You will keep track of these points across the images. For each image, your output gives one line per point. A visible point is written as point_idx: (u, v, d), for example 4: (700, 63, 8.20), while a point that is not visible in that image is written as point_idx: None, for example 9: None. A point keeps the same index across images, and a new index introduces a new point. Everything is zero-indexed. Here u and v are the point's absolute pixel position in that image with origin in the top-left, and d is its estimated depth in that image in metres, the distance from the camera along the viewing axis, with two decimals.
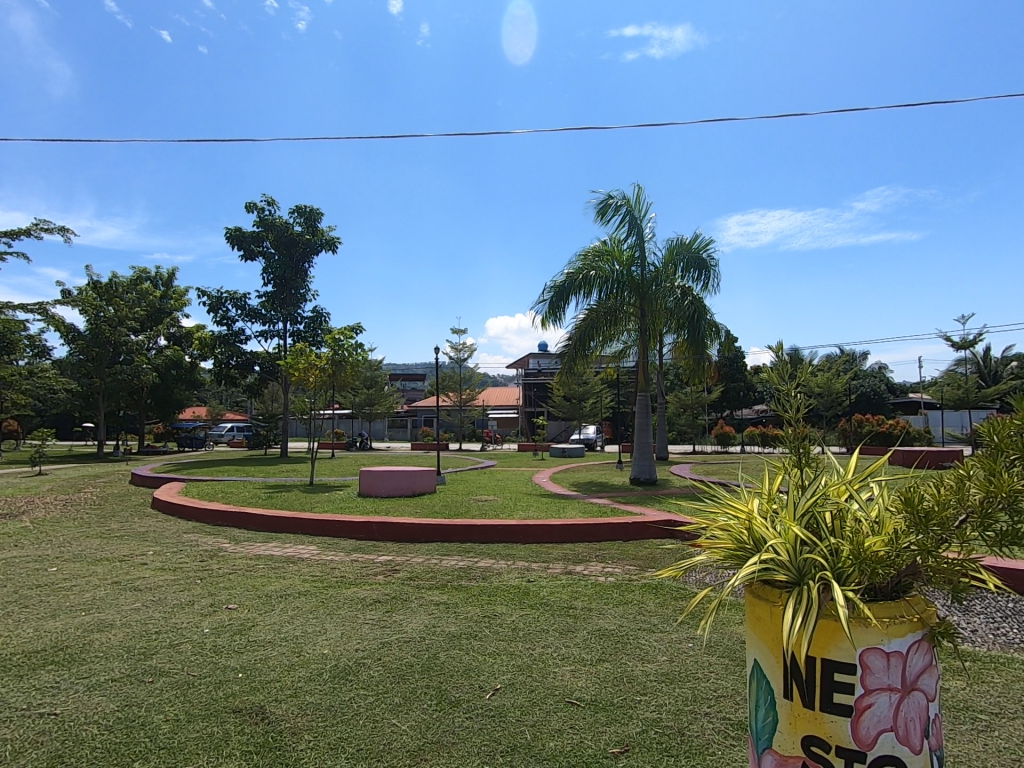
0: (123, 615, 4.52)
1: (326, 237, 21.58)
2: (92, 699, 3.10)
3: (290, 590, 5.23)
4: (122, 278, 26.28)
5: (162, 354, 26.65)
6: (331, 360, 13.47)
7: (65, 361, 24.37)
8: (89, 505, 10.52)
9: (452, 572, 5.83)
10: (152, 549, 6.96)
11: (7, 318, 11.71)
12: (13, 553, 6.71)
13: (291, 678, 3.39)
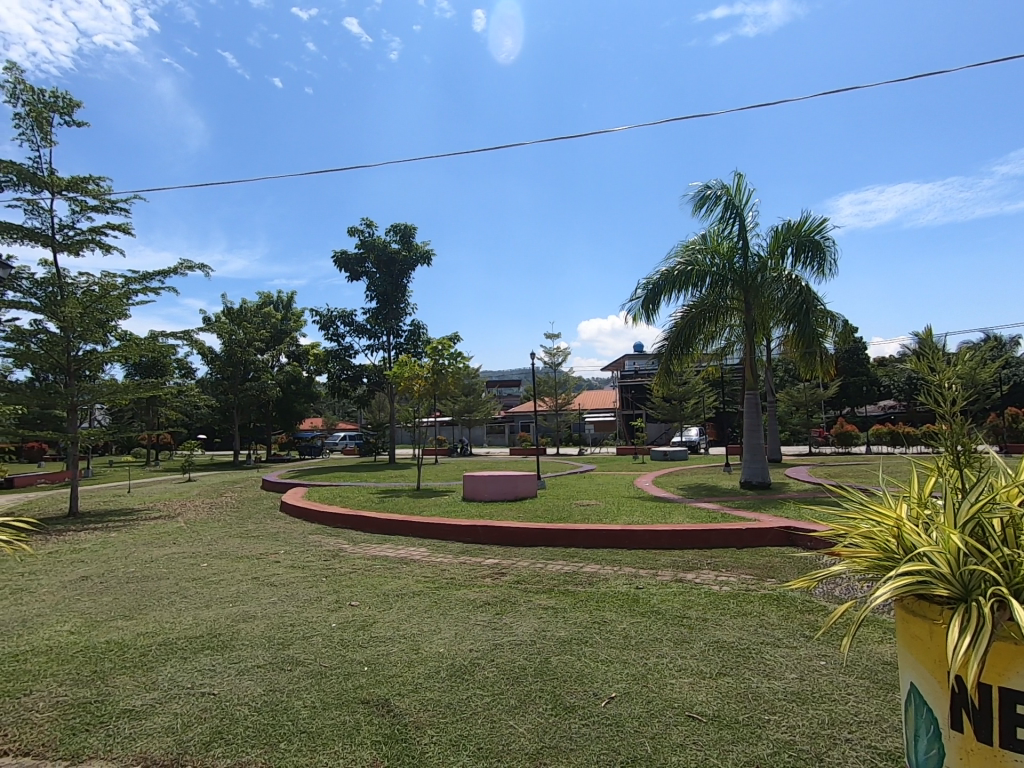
0: (263, 608, 4.99)
1: (421, 251, 22.61)
2: (243, 683, 3.45)
3: (405, 590, 5.50)
4: (249, 303, 29.27)
5: (284, 370, 29.26)
6: (433, 370, 14.05)
7: (206, 380, 27.57)
8: (230, 508, 11.78)
9: (557, 577, 5.83)
10: (283, 548, 7.65)
11: (162, 344, 13.46)
12: (172, 550, 7.67)
13: (411, 674, 3.54)
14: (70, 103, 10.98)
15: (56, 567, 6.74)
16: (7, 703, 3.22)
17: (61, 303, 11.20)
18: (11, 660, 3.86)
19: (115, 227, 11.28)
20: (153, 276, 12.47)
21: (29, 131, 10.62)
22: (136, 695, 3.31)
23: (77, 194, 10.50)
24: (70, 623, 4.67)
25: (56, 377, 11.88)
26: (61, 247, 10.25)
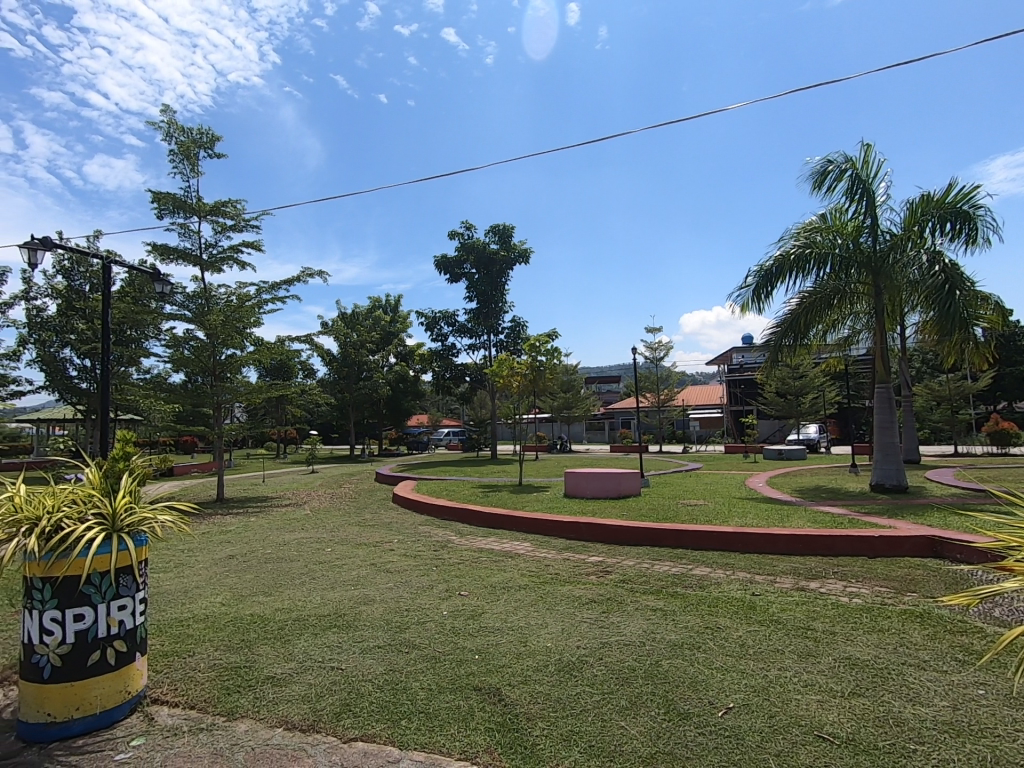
0: (381, 592, 5.32)
1: (519, 249, 22.92)
2: (366, 661, 3.71)
3: (511, 582, 5.61)
4: (361, 308, 31.38)
5: (393, 370, 31.04)
6: (532, 367, 14.16)
7: (326, 380, 29.96)
8: (349, 498, 12.72)
9: (665, 577, 5.65)
10: (396, 537, 8.12)
11: (288, 348, 14.81)
12: (301, 535, 8.43)
13: (521, 666, 3.61)
14: (211, 137, 12.39)
15: (208, 546, 7.67)
16: (176, 662, 3.72)
17: (207, 314, 12.69)
18: (176, 625, 4.45)
19: (249, 243, 12.57)
20: (281, 286, 13.74)
21: (180, 165, 12.13)
22: (277, 664, 3.68)
23: (218, 217, 11.84)
24: (220, 596, 5.28)
25: (204, 379, 13.50)
26: (207, 264, 11.61)
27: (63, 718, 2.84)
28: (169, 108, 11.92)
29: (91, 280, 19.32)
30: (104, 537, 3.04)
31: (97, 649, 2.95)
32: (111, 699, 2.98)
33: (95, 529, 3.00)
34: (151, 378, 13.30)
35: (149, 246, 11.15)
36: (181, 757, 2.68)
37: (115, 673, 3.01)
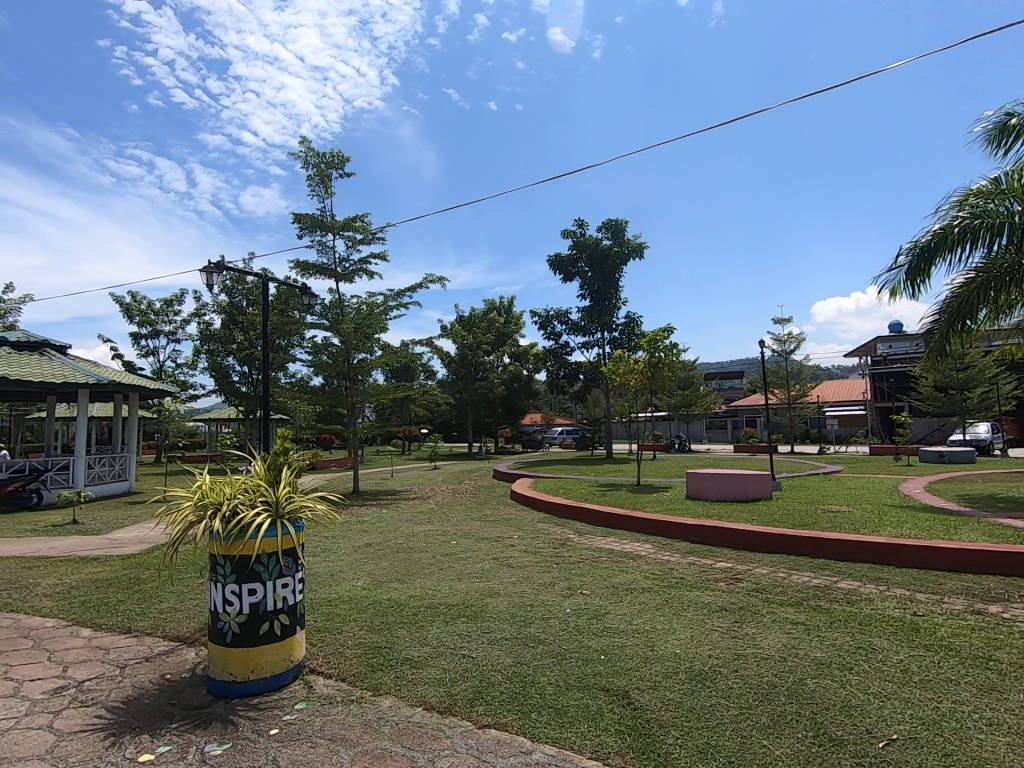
0: (506, 586, 5.47)
1: (632, 244, 22.37)
2: (495, 652, 3.83)
3: (634, 584, 5.49)
4: (477, 311, 32.50)
5: (508, 370, 31.79)
6: (649, 364, 13.72)
7: (445, 381, 31.43)
8: (470, 493, 13.24)
9: (806, 589, 5.19)
10: (517, 533, 8.29)
11: (412, 351, 15.74)
12: (428, 527, 8.92)
13: (649, 670, 3.51)
14: (341, 159, 13.52)
15: (348, 534, 8.39)
16: (328, 637, 4.12)
17: (342, 322, 13.89)
18: (326, 604, 4.93)
19: (376, 254, 13.53)
20: (405, 293, 14.64)
21: (317, 187, 13.38)
22: (414, 647, 3.93)
23: (349, 232, 12.90)
24: (361, 580, 5.76)
25: (340, 382, 14.80)
26: (341, 277, 12.71)
27: (242, 678, 3.27)
28: (307, 138, 13.18)
29: (248, 296, 21.98)
30: (271, 522, 3.45)
31: (266, 620, 3.35)
32: (279, 666, 3.38)
33: (264, 515, 3.41)
34: (297, 382, 14.83)
35: (293, 263, 12.44)
36: (336, 724, 2.96)
37: (282, 643, 3.40)
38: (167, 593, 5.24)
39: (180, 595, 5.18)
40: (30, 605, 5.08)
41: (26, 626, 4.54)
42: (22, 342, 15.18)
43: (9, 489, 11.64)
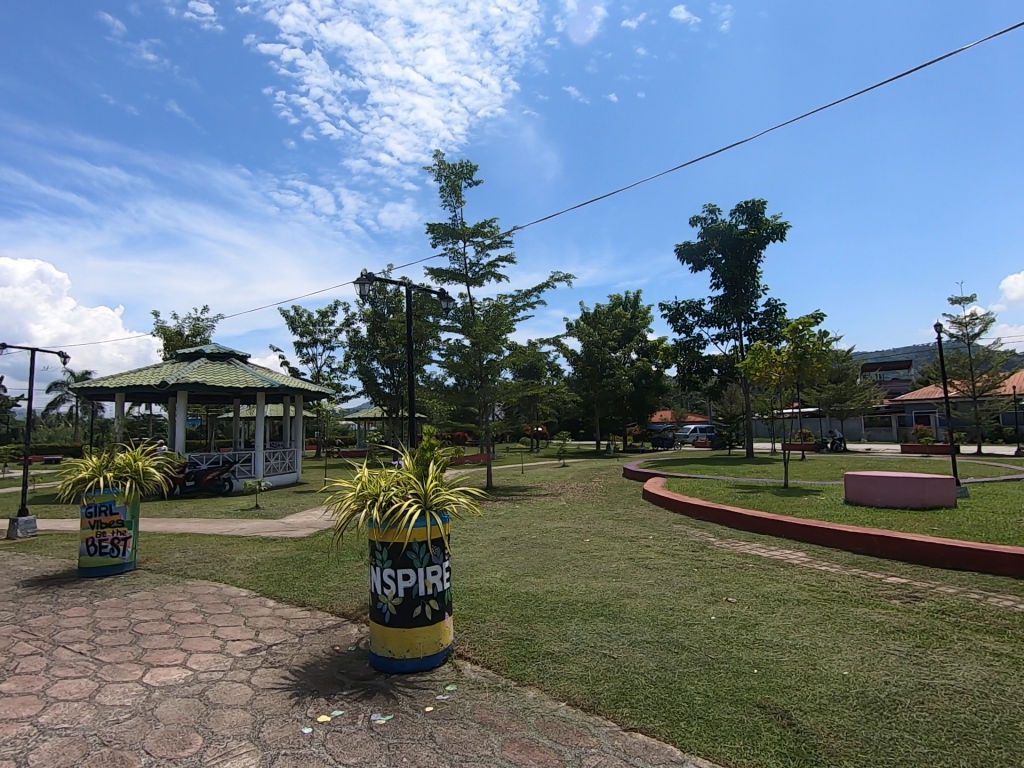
0: (643, 588, 5.32)
1: (773, 226, 20.58)
2: (637, 654, 3.73)
3: (788, 595, 5.03)
4: (603, 307, 32.07)
5: (636, 366, 30.98)
6: (796, 354, 12.45)
7: (571, 379, 31.44)
8: (601, 492, 13.10)
9: (1008, 615, 4.38)
10: (652, 533, 8.06)
11: (538, 350, 15.96)
12: (561, 524, 9.00)
13: (811, 691, 3.19)
14: (469, 168, 14.11)
15: (485, 527, 8.73)
16: (472, 625, 4.31)
17: (473, 324, 14.50)
18: (469, 593, 5.18)
19: (504, 257, 13.92)
20: (531, 293, 14.87)
21: (449, 198, 14.10)
22: (554, 642, 3.97)
23: (479, 238, 13.42)
24: (499, 572, 5.97)
25: (472, 382, 15.46)
26: (472, 281, 13.27)
27: (399, 656, 3.55)
28: (440, 151, 13.91)
29: (388, 304, 23.85)
30: (421, 512, 3.69)
31: (419, 604, 3.59)
32: (431, 648, 3.61)
33: (415, 505, 3.67)
34: (433, 383, 15.76)
35: (428, 271, 13.23)
36: (485, 709, 3.08)
37: (433, 626, 3.63)
38: (332, 573, 5.87)
39: (343, 576, 5.77)
40: (228, 576, 5.98)
41: (227, 594, 5.36)
42: (215, 353, 17.95)
43: (209, 477, 13.95)
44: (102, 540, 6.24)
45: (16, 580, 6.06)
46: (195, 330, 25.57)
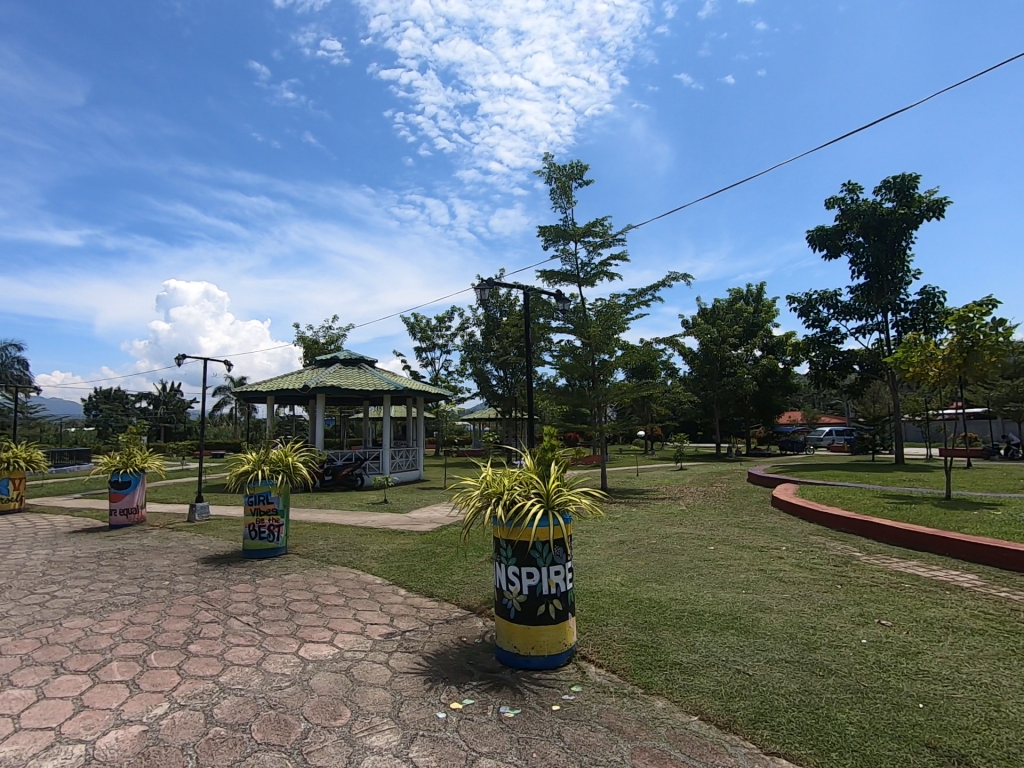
0: (779, 603, 4.93)
1: (928, 202, 18.13)
2: (776, 674, 3.47)
3: (957, 623, 4.39)
4: (722, 302, 30.28)
5: (760, 364, 28.89)
6: (959, 347, 10.80)
7: (688, 378, 30.06)
8: (724, 497, 12.39)
9: None
10: (785, 544, 7.46)
11: (653, 349, 15.45)
12: (682, 529, 8.65)
13: (995, 736, 2.75)
14: (580, 168, 14.05)
15: (602, 530, 8.62)
16: (595, 628, 4.27)
17: (586, 325, 14.40)
18: (590, 596, 5.15)
19: (616, 255, 13.66)
20: (646, 290, 14.44)
21: (560, 199, 14.13)
22: (681, 652, 3.81)
23: (591, 237, 13.30)
24: (619, 576, 5.87)
25: (585, 382, 15.36)
26: (584, 281, 13.19)
27: (525, 652, 3.62)
28: (551, 153, 13.97)
29: (501, 307, 24.50)
30: (544, 512, 3.73)
31: (543, 603, 3.63)
32: (555, 647, 3.63)
33: (538, 505, 3.72)
34: (545, 383, 15.89)
35: (540, 273, 13.37)
36: (612, 713, 3.04)
37: (557, 626, 3.65)
38: (456, 567, 6.14)
39: (466, 570, 6.01)
40: (364, 564, 6.50)
41: (364, 581, 5.82)
42: (348, 358, 19.57)
43: (344, 472, 15.28)
44: (260, 525, 7.08)
45: (196, 557, 7.07)
46: (330, 338, 28.10)
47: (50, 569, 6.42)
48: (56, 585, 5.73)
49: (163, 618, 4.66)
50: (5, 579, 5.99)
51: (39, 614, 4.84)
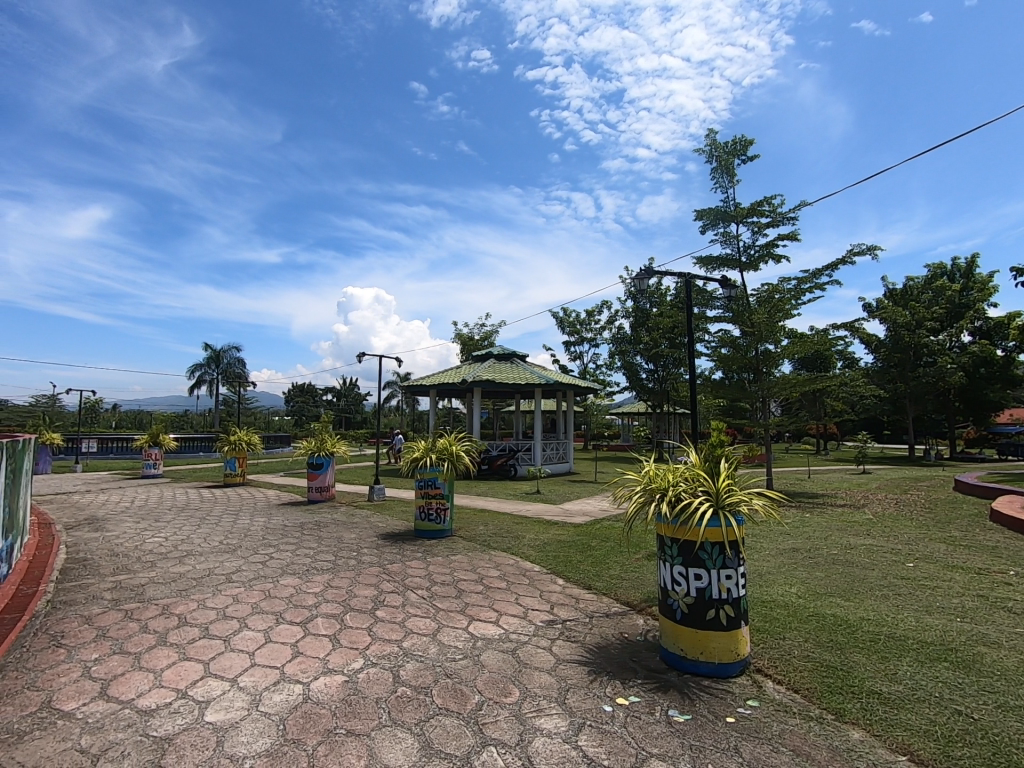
0: (1011, 638, 4.07)
1: None
2: (1014, 723, 2.86)
3: None
4: (918, 280, 25.91)
5: (970, 351, 24.21)
6: None
7: (871, 369, 26.32)
8: (922, 507, 10.62)
9: None
10: (1012, 568, 6.17)
11: (829, 337, 13.74)
12: (869, 540, 7.61)
13: None
14: (744, 142, 12.99)
15: (771, 536, 7.87)
16: (770, 641, 3.93)
17: (748, 312, 13.28)
18: (762, 606, 4.75)
19: (786, 235, 12.39)
20: (822, 272, 12.87)
21: (720, 178, 13.21)
22: (880, 681, 3.33)
23: (756, 217, 12.22)
24: (795, 587, 5.33)
25: (745, 374, 14.21)
26: (747, 266, 12.19)
27: (692, 657, 3.46)
28: (712, 130, 13.07)
29: (652, 298, 23.70)
30: (714, 512, 3.52)
31: (713, 607, 3.42)
32: (727, 655, 3.41)
33: (707, 503, 3.52)
34: (699, 376, 15.01)
35: (697, 259, 12.64)
36: (797, 736, 2.78)
37: (728, 633, 3.42)
38: (613, 561, 6.09)
39: (624, 566, 5.92)
40: (523, 551, 6.74)
41: (523, 567, 6.03)
42: (501, 354, 20.43)
43: (498, 462, 16.00)
44: (428, 507, 7.69)
45: (377, 532, 7.94)
46: (484, 335, 29.54)
47: (267, 534, 7.67)
48: (273, 548, 6.83)
49: (354, 585, 5.30)
50: (237, 539, 7.29)
51: (263, 571, 5.81)
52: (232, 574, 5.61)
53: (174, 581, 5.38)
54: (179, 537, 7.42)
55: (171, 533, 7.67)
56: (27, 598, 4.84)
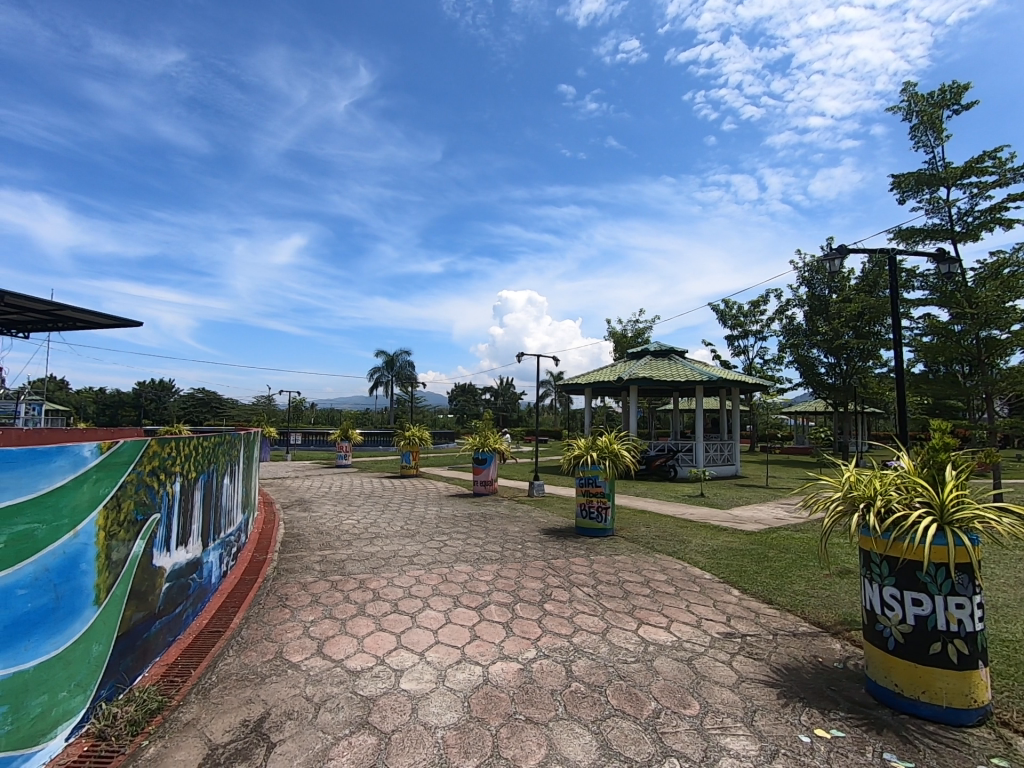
0: None
1: None
2: None
3: None
4: None
5: None
6: None
7: None
8: None
9: None
10: None
11: None
12: None
13: None
14: (959, 88, 10.86)
15: (1005, 562, 6.45)
16: (1019, 690, 3.22)
17: (963, 292, 11.12)
18: (1003, 645, 3.91)
19: (1019, 196, 10.11)
20: None
21: (924, 136, 11.25)
22: None
23: (975, 176, 10.17)
24: None
25: (958, 366, 11.94)
26: (962, 236, 10.21)
27: (911, 694, 2.96)
28: (911, 81, 11.17)
29: (832, 283, 21.05)
30: (939, 528, 2.97)
31: (938, 640, 2.89)
32: (958, 699, 2.85)
33: (930, 517, 2.98)
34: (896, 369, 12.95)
35: (894, 233, 10.92)
36: None
37: (961, 673, 2.85)
38: (797, 576, 5.50)
39: (811, 582, 5.32)
40: (691, 556, 6.41)
41: (692, 573, 5.72)
42: (658, 351, 19.72)
43: (657, 462, 15.47)
44: (589, 505, 7.69)
45: (539, 527, 8.15)
46: (637, 332, 28.79)
47: (441, 523, 8.30)
48: (447, 536, 7.36)
49: (522, 577, 5.47)
50: (416, 526, 7.99)
51: (440, 556, 6.28)
52: (414, 557, 6.16)
53: (366, 558, 6.07)
54: (369, 520, 8.36)
55: (362, 517, 8.68)
56: (259, 564, 5.82)
